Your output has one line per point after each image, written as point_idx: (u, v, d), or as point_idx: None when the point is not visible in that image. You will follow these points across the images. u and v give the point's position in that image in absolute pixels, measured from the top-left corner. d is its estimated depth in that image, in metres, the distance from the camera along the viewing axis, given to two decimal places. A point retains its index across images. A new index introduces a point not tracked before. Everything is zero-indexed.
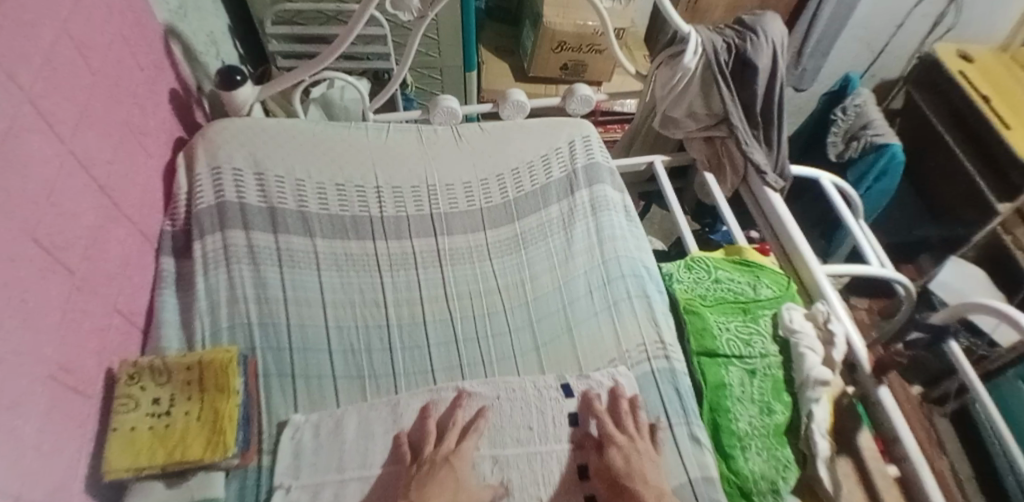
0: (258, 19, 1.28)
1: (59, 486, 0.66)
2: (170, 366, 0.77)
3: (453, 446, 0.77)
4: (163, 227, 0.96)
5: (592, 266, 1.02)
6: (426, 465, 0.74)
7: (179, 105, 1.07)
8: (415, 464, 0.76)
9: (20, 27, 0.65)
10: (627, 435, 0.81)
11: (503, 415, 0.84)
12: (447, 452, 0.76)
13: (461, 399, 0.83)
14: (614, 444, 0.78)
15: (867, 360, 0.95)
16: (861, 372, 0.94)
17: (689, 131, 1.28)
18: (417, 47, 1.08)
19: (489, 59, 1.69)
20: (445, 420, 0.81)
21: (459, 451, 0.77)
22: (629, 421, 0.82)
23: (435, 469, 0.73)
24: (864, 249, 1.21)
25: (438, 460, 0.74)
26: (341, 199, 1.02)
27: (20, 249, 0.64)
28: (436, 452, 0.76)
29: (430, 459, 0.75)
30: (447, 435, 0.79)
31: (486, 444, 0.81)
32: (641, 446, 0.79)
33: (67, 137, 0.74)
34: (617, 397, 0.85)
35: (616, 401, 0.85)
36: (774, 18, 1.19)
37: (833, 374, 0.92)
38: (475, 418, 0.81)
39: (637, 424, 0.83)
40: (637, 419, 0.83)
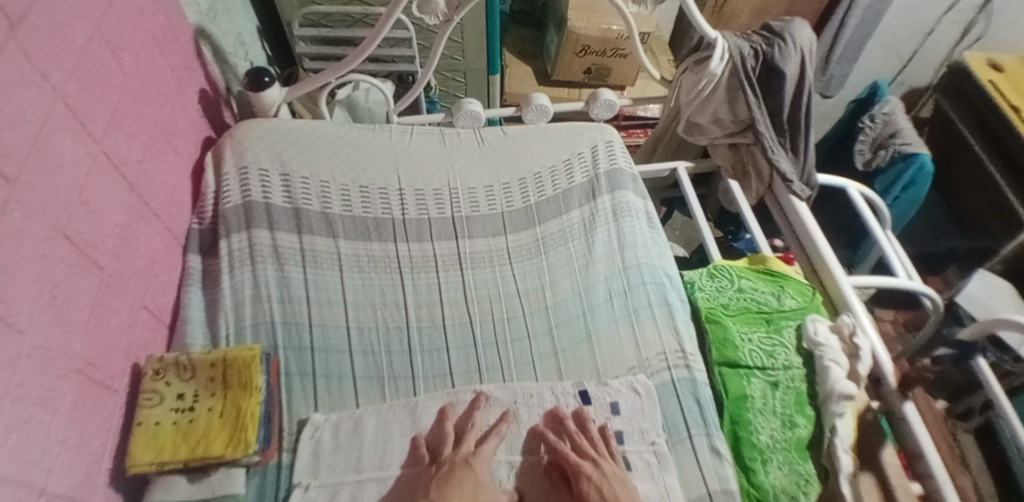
0: (286, 22, 1.30)
1: (83, 479, 0.67)
2: (195, 363, 0.78)
3: (473, 448, 0.78)
4: (191, 225, 0.98)
5: (613, 272, 1.01)
6: (446, 465, 0.75)
7: (208, 105, 1.09)
8: (435, 465, 0.76)
9: (53, 29, 0.67)
10: (592, 460, 0.77)
11: (522, 417, 0.84)
12: (466, 454, 0.76)
13: (479, 401, 0.84)
14: (584, 478, 0.74)
15: (894, 375, 0.93)
16: (886, 387, 0.92)
17: (713, 138, 1.27)
18: (441, 52, 1.08)
19: (513, 62, 1.69)
20: (465, 422, 0.82)
21: (478, 454, 0.77)
22: (581, 438, 0.80)
23: (455, 469, 0.74)
24: (891, 260, 1.18)
25: (457, 461, 0.75)
26: (365, 201, 1.02)
27: (51, 244, 0.66)
28: (455, 453, 0.77)
29: (450, 460, 0.76)
30: (467, 437, 0.79)
31: (503, 451, 0.81)
32: (608, 469, 0.76)
33: (98, 136, 0.76)
34: (559, 419, 0.83)
35: (560, 420, 0.83)
36: (803, 24, 1.17)
37: (859, 388, 0.90)
38: (496, 423, 0.82)
39: (590, 437, 0.81)
40: (587, 433, 0.81)
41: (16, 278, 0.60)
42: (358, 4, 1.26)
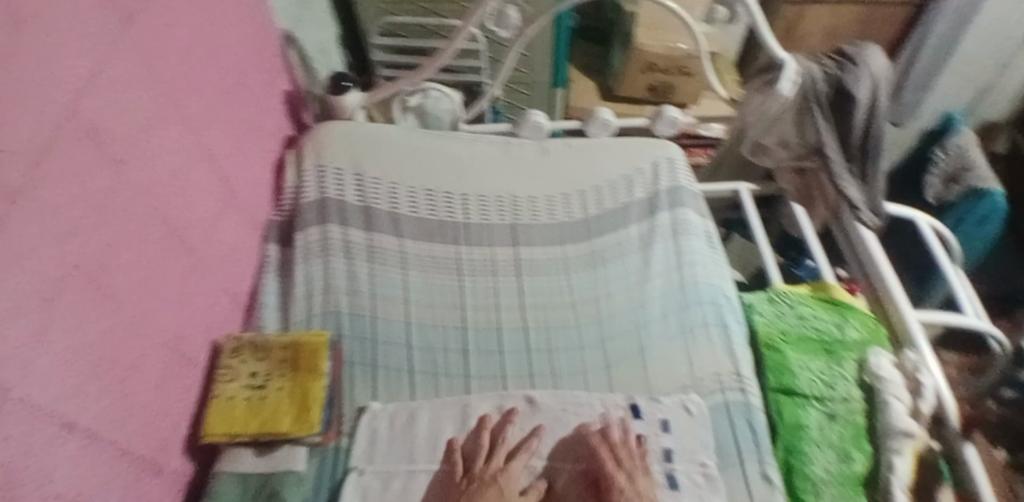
0: (366, 31, 1.37)
1: (163, 443, 0.73)
2: (269, 344, 0.83)
3: (501, 465, 0.78)
4: (271, 217, 1.05)
5: (670, 290, 1.01)
6: (476, 482, 0.75)
7: (291, 106, 1.16)
8: (464, 478, 0.77)
9: (159, 29, 0.74)
10: (627, 471, 0.77)
11: (554, 429, 0.85)
12: (496, 470, 0.77)
13: (510, 415, 0.84)
14: (614, 488, 0.75)
15: (957, 418, 0.88)
16: (948, 428, 0.88)
17: (779, 161, 1.25)
18: (510, 67, 1.12)
19: (577, 77, 1.73)
20: (496, 432, 0.82)
21: (507, 469, 0.77)
22: (623, 452, 0.79)
23: (482, 488, 0.74)
24: (959, 297, 1.13)
25: (486, 479, 0.75)
26: (430, 204, 1.06)
27: (151, 224, 0.72)
28: (486, 467, 0.77)
29: (480, 476, 0.76)
30: (497, 450, 0.79)
31: (540, 459, 0.82)
32: (642, 487, 0.76)
33: (196, 129, 0.83)
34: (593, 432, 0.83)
35: (605, 435, 0.81)
36: (877, 50, 1.15)
37: (920, 427, 0.87)
38: (526, 438, 0.82)
39: (630, 451, 0.80)
40: (626, 445, 0.80)
41: (119, 252, 0.66)
42: (434, 16, 1.31)
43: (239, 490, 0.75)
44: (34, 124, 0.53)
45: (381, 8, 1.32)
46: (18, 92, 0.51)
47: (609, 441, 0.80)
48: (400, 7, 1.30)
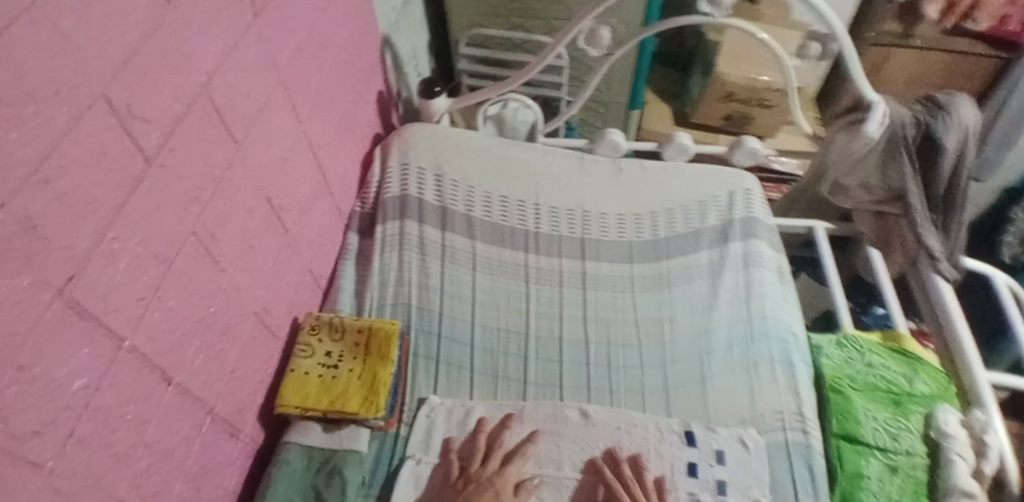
0: (455, 40, 1.43)
1: (242, 407, 0.77)
2: (345, 326, 0.87)
3: (497, 468, 0.80)
4: (354, 207, 1.10)
5: (735, 320, 1.00)
6: (473, 484, 0.78)
7: (382, 106, 1.22)
8: (460, 480, 0.79)
9: (283, 23, 0.80)
10: None
11: (550, 441, 0.85)
12: (492, 472, 0.79)
13: (509, 421, 0.86)
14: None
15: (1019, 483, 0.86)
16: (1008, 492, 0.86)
17: (859, 203, 1.20)
18: (594, 86, 1.15)
19: (652, 100, 1.74)
20: (493, 438, 0.84)
21: (503, 473, 0.79)
22: (638, 489, 0.79)
23: (480, 488, 0.77)
24: None
25: (483, 481, 0.78)
26: (503, 211, 1.09)
27: (257, 202, 0.78)
28: (482, 471, 0.79)
29: (476, 477, 0.79)
30: (492, 455, 0.81)
31: (539, 465, 0.83)
32: None
33: (303, 117, 0.89)
34: (615, 460, 0.82)
35: (616, 464, 0.82)
36: (968, 99, 1.12)
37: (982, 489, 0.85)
38: (531, 445, 0.84)
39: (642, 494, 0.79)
40: (642, 484, 0.80)
41: (228, 224, 0.71)
42: (521, 30, 1.35)
43: (305, 461, 0.78)
44: (171, 96, 0.58)
45: (471, 19, 1.37)
46: (159, 65, 0.56)
47: (630, 478, 0.80)
48: (490, 20, 1.35)
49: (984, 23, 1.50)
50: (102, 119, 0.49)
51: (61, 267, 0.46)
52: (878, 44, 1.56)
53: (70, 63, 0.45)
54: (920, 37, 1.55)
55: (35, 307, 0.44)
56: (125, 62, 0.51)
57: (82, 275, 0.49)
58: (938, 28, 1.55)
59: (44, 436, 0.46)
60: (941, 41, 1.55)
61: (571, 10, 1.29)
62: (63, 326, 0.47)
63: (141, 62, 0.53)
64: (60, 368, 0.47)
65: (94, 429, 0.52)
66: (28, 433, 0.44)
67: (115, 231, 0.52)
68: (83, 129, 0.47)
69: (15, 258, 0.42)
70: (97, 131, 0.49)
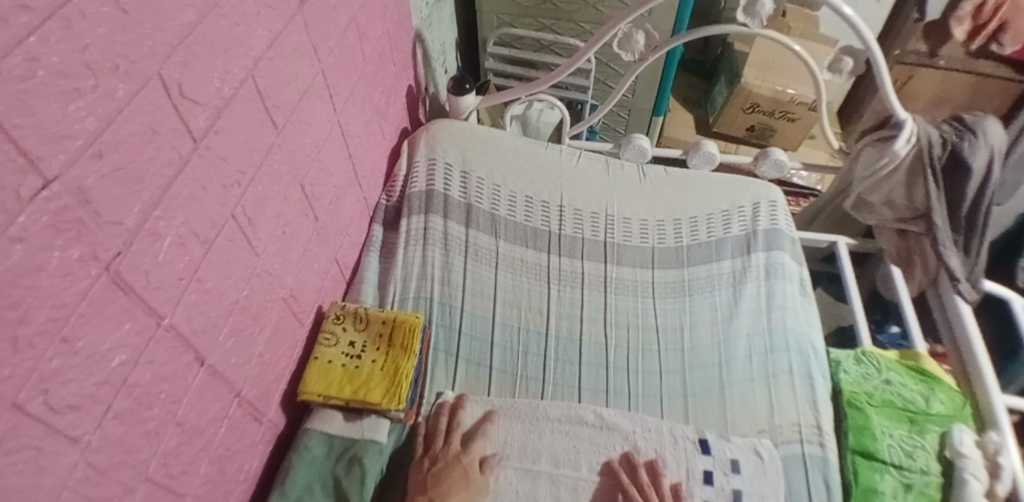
0: (483, 38, 1.43)
1: (266, 392, 0.78)
2: (369, 317, 0.88)
3: (459, 448, 0.82)
4: (380, 199, 1.11)
5: (756, 331, 0.99)
6: (439, 462, 0.79)
7: (411, 100, 1.23)
8: (425, 458, 0.81)
9: (325, 12, 0.81)
10: None
11: (530, 433, 0.85)
12: (458, 452, 0.81)
13: (461, 402, 0.87)
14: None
15: None
16: None
17: (882, 221, 1.20)
18: (623, 91, 1.14)
19: (676, 107, 1.75)
20: (451, 419, 0.85)
21: (469, 452, 0.81)
22: (652, 493, 0.79)
23: (447, 467, 0.78)
24: None
25: (450, 460, 0.79)
26: (528, 210, 1.10)
27: (293, 189, 0.78)
28: (447, 449, 0.81)
29: (442, 456, 0.80)
30: (453, 435, 0.83)
31: (544, 462, 0.82)
32: None
33: (338, 107, 0.89)
34: (632, 466, 0.82)
35: (634, 469, 0.82)
36: (996, 120, 1.11)
37: None
38: (568, 447, 0.84)
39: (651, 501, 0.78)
40: (657, 489, 0.80)
41: (265, 209, 0.72)
42: (551, 31, 1.36)
43: (325, 448, 0.79)
44: (219, 79, 0.59)
45: (500, 18, 1.37)
46: (210, 47, 0.57)
47: (642, 483, 0.80)
48: (520, 20, 1.35)
49: (1010, 46, 1.46)
50: (155, 98, 0.50)
51: (108, 243, 0.47)
52: (902, 62, 1.56)
53: (128, 40, 0.46)
54: (945, 57, 1.54)
55: (82, 280, 0.45)
56: (179, 42, 0.52)
57: (128, 252, 0.49)
58: (965, 49, 1.53)
59: (83, 409, 0.46)
60: (967, 62, 1.54)
61: (603, 14, 1.29)
62: (108, 301, 0.48)
63: (195, 43, 0.54)
64: (103, 343, 0.48)
65: (129, 406, 0.52)
66: (67, 406, 0.45)
67: (161, 210, 0.53)
68: (137, 107, 0.48)
69: (66, 231, 0.42)
70: (150, 109, 0.49)
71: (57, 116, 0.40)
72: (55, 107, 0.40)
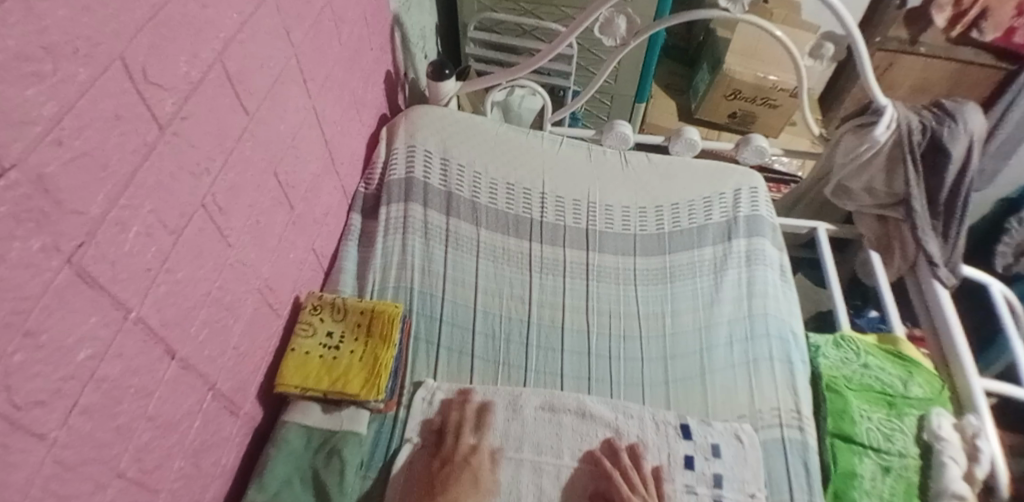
0: (463, 23, 1.40)
1: (242, 385, 0.76)
2: (347, 307, 0.87)
3: (474, 443, 0.82)
4: (358, 187, 1.09)
5: (738, 318, 1.00)
6: (449, 464, 0.78)
7: (389, 86, 1.21)
8: (435, 460, 0.80)
9: None
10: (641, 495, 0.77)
11: (515, 421, 0.84)
12: (467, 451, 0.80)
13: (467, 394, 0.86)
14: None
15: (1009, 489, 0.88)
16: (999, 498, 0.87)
17: (862, 206, 1.21)
18: (605, 78, 1.12)
19: (658, 95, 1.74)
20: (461, 410, 0.84)
21: (478, 452, 0.80)
22: (636, 475, 0.79)
23: (456, 469, 0.78)
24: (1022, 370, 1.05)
25: (458, 462, 0.78)
26: (509, 198, 1.09)
27: (267, 178, 0.76)
28: (457, 447, 0.80)
29: (451, 457, 0.80)
30: (465, 428, 0.82)
31: (529, 451, 0.82)
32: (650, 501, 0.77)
33: (314, 93, 0.87)
34: (614, 450, 0.82)
35: (615, 454, 0.82)
36: (977, 108, 1.12)
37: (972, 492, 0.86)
38: (551, 434, 0.83)
39: (642, 477, 0.80)
40: (641, 472, 0.80)
41: (237, 197, 0.70)
42: (532, 16, 1.34)
43: (304, 440, 0.78)
44: (187, 63, 0.57)
45: (481, 3, 1.35)
46: (178, 28, 0.54)
47: (626, 467, 0.80)
48: (501, 4, 1.33)
49: (990, 35, 1.48)
50: (120, 82, 0.48)
51: (71, 233, 0.45)
52: (884, 49, 1.56)
53: (92, 22, 0.44)
54: (926, 44, 1.55)
55: (45, 272, 0.43)
56: (145, 23, 0.50)
57: (92, 242, 0.47)
58: (945, 37, 1.54)
59: (49, 405, 0.45)
60: (947, 50, 1.56)
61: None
62: (73, 294, 0.46)
63: (161, 25, 0.52)
64: (68, 337, 0.46)
65: (98, 401, 0.50)
66: (32, 402, 0.43)
67: (127, 198, 0.51)
68: (100, 91, 0.46)
69: (26, 221, 0.40)
70: (114, 93, 0.47)
71: (16, 101, 0.38)
72: (14, 91, 0.38)
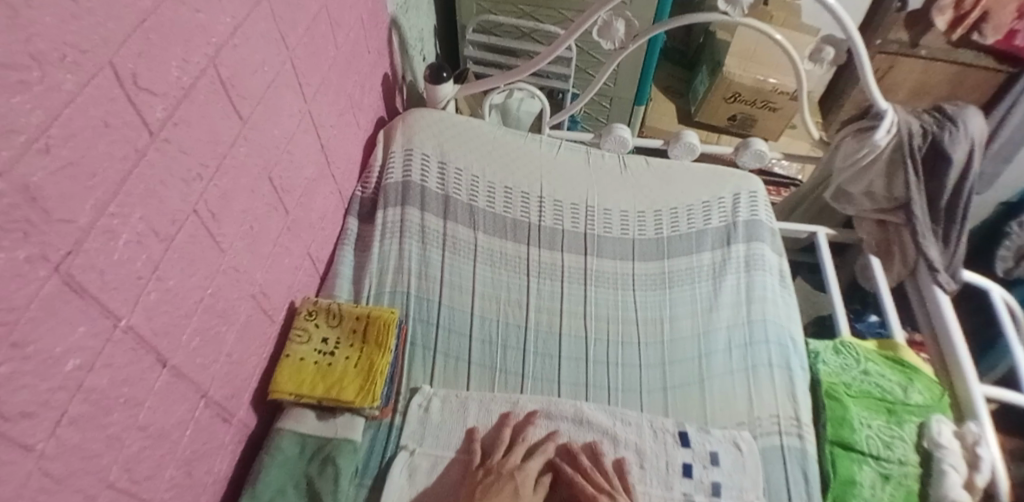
0: (461, 26, 1.39)
1: (235, 392, 0.75)
2: (342, 313, 0.86)
3: (519, 462, 0.79)
4: (355, 191, 1.08)
5: (736, 323, 0.99)
6: (492, 473, 0.77)
7: (386, 90, 1.20)
8: (480, 468, 0.78)
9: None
10: (604, 492, 0.77)
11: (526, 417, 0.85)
12: (513, 466, 0.78)
13: (532, 418, 0.84)
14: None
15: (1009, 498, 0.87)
16: None
17: (862, 210, 1.20)
18: (604, 81, 1.11)
19: (657, 97, 1.73)
20: (516, 432, 0.83)
21: (524, 468, 0.78)
22: (597, 473, 0.79)
23: (499, 481, 0.75)
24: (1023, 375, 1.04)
25: (503, 473, 0.76)
26: (507, 201, 1.08)
27: (261, 184, 0.76)
28: (504, 463, 0.78)
29: (500, 469, 0.77)
30: (517, 449, 0.80)
31: None
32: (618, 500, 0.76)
33: (309, 97, 0.86)
34: (571, 454, 0.81)
35: (574, 457, 0.81)
36: (978, 112, 1.11)
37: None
38: (545, 439, 0.83)
39: (604, 474, 0.79)
40: (602, 468, 0.80)
41: (231, 203, 0.69)
42: (531, 19, 1.33)
43: (298, 448, 0.77)
44: (179, 68, 0.56)
45: (479, 6, 1.34)
46: (169, 33, 0.54)
47: (590, 466, 0.79)
48: (499, 6, 1.32)
49: (991, 37, 1.47)
50: (109, 89, 0.47)
51: (59, 242, 0.44)
52: (884, 52, 1.55)
53: (79, 29, 0.43)
54: (926, 47, 1.55)
55: (32, 282, 0.42)
56: (135, 30, 0.49)
57: (81, 251, 0.47)
58: (946, 40, 1.53)
59: (37, 417, 0.44)
60: (948, 53, 1.55)
61: (583, 2, 1.27)
62: (60, 304, 0.45)
63: (151, 30, 0.51)
64: (56, 347, 0.45)
65: (87, 411, 0.50)
66: (20, 414, 0.42)
67: (116, 206, 0.50)
68: (87, 98, 0.45)
69: (13, 231, 0.40)
70: (103, 100, 0.47)
71: (3, 110, 0.37)
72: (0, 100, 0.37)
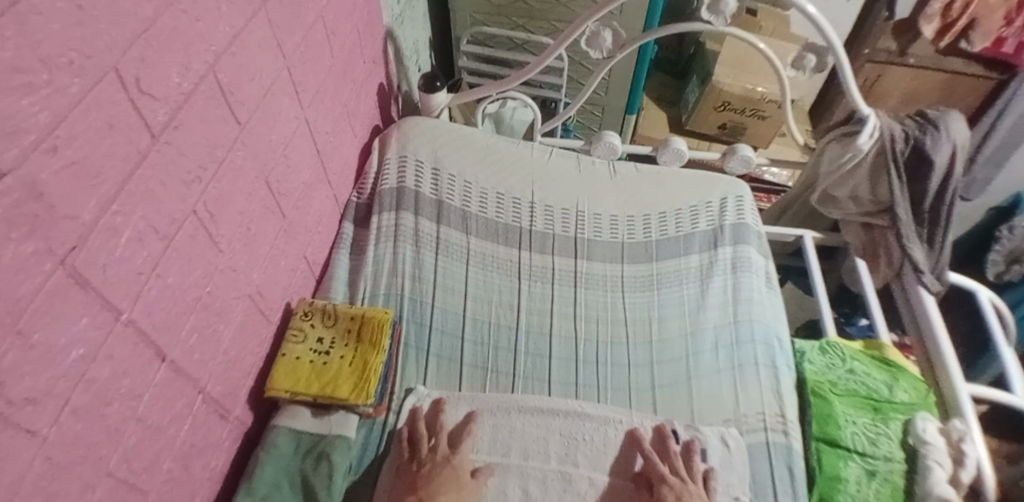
0: (456, 37, 1.43)
1: (232, 390, 0.77)
2: (338, 313, 0.89)
3: (449, 449, 0.82)
4: (351, 197, 1.11)
5: (723, 324, 1.01)
6: (427, 464, 0.79)
7: (382, 98, 1.23)
8: (413, 461, 0.80)
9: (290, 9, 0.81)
10: (682, 477, 0.80)
11: (462, 405, 0.88)
12: (446, 453, 0.81)
13: (440, 405, 0.86)
14: (666, 484, 0.78)
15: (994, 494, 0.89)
16: None
17: (848, 214, 1.23)
18: (593, 89, 1.14)
19: (649, 106, 1.77)
20: (432, 422, 0.85)
21: (457, 454, 0.81)
22: (682, 465, 0.82)
23: (435, 468, 0.78)
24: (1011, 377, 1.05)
25: (439, 461, 0.79)
26: (498, 207, 1.11)
27: (259, 187, 0.79)
28: (434, 449, 0.81)
29: (428, 459, 0.80)
30: (440, 437, 0.82)
31: (514, 456, 0.83)
32: (692, 488, 0.79)
33: (305, 104, 0.89)
34: (663, 438, 0.85)
35: (663, 440, 0.85)
36: (959, 116, 1.14)
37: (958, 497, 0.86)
38: (462, 423, 0.85)
39: (691, 469, 0.82)
40: (689, 465, 0.82)
41: (228, 205, 0.72)
42: (524, 30, 1.37)
43: (293, 446, 0.79)
44: (179, 74, 0.59)
45: (473, 18, 1.37)
46: (170, 40, 0.57)
47: (675, 460, 0.82)
48: (493, 18, 1.36)
49: (978, 45, 1.50)
50: (112, 92, 0.50)
51: (64, 237, 0.47)
52: (873, 61, 1.59)
53: (84, 35, 0.46)
54: (915, 55, 1.57)
55: (37, 275, 0.44)
56: (137, 37, 0.52)
57: (84, 246, 0.49)
58: (933, 48, 1.56)
59: (39, 404, 0.46)
60: (937, 61, 1.58)
61: (574, 13, 1.31)
62: (65, 295, 0.47)
63: (152, 38, 0.54)
64: (59, 338, 0.47)
65: (88, 402, 0.52)
66: (24, 400, 0.44)
67: (118, 205, 0.53)
68: (92, 102, 0.48)
69: (21, 224, 0.42)
70: (106, 104, 0.49)
71: (11, 110, 0.40)
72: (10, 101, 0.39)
